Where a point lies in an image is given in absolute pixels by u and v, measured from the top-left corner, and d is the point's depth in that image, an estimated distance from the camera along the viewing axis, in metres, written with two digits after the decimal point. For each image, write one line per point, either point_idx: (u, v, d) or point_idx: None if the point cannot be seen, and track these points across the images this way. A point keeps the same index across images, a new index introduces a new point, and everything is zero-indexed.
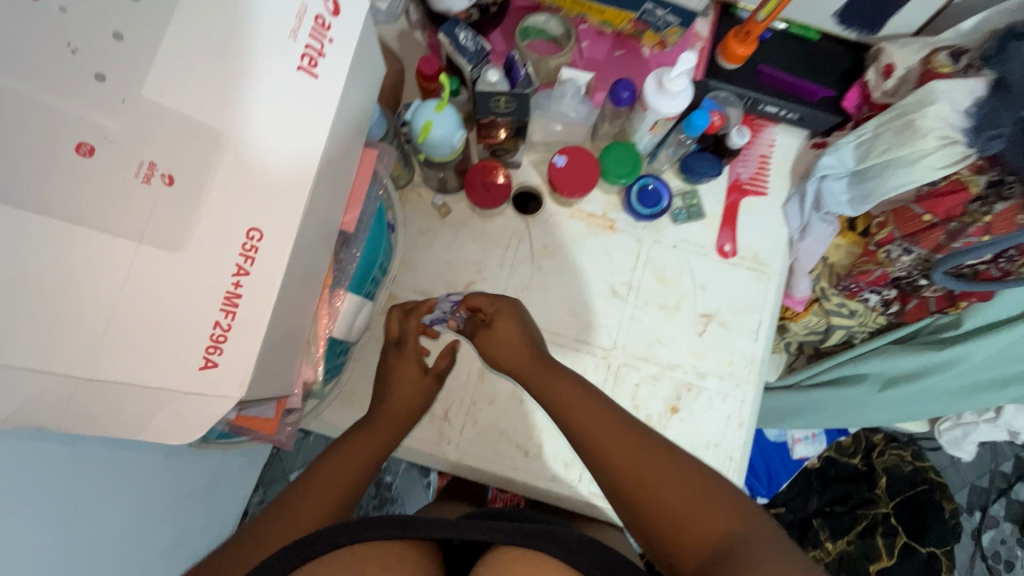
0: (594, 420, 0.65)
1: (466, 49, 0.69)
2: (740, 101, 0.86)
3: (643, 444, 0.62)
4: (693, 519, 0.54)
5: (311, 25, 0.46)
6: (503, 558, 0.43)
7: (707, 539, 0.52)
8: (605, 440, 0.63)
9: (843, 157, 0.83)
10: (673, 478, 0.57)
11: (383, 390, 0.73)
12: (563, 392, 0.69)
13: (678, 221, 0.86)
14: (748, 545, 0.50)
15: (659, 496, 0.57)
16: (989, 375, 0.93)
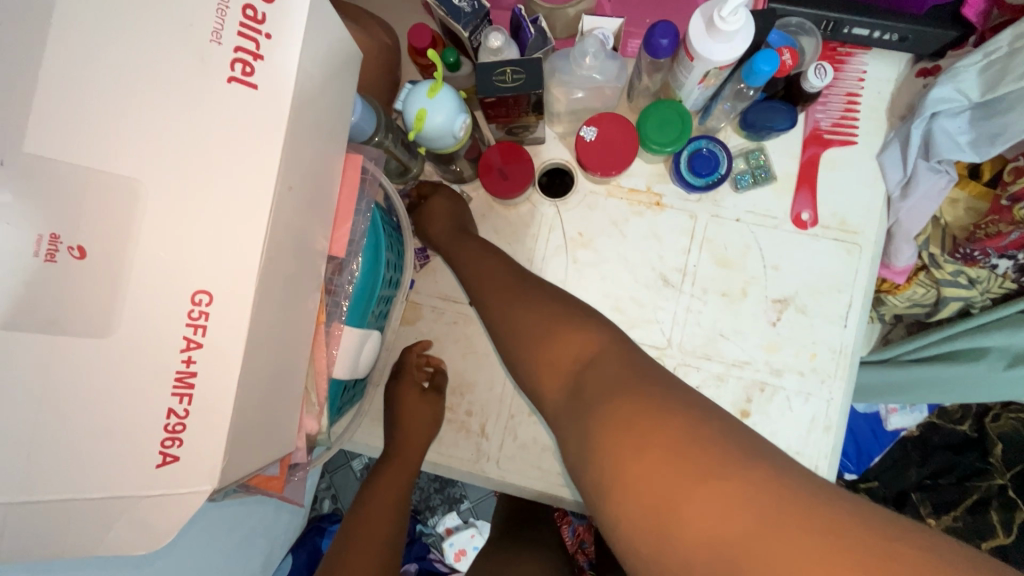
0: (487, 270, 0.63)
1: (460, 11, 0.57)
2: (817, 26, 0.67)
3: (526, 293, 0.58)
4: (559, 346, 0.50)
5: (239, 21, 0.36)
6: None
7: (567, 363, 0.49)
8: (485, 287, 0.61)
9: (963, 85, 0.62)
10: (547, 317, 0.53)
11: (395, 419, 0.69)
12: (474, 249, 0.66)
13: (741, 188, 0.71)
14: (605, 362, 0.46)
15: (521, 330, 0.54)
16: None
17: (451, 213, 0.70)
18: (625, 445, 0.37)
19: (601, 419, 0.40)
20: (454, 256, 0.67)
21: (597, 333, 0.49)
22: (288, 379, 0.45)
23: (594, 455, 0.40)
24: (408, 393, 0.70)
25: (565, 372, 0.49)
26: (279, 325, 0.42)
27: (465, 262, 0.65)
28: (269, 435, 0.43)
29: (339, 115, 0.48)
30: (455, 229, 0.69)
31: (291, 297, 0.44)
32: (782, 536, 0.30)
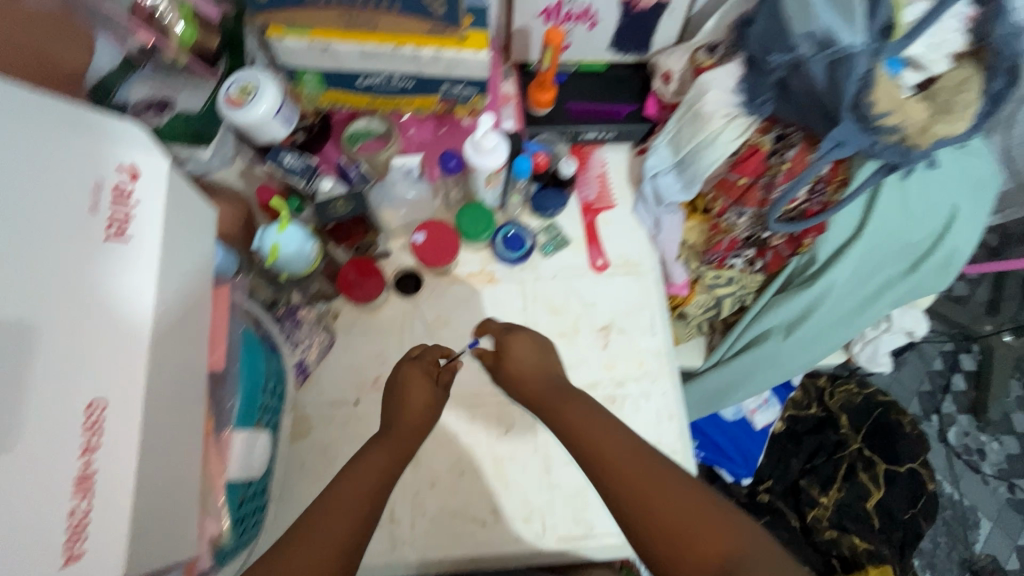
0: (616, 417, 0.63)
1: (294, 169, 0.75)
2: (563, 136, 0.97)
3: (666, 468, 0.58)
4: (695, 537, 0.52)
5: (112, 196, 0.48)
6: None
7: (710, 554, 0.51)
8: (609, 449, 0.60)
9: (661, 156, 0.93)
10: (689, 506, 0.54)
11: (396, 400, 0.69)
12: (607, 414, 0.63)
13: (549, 253, 0.92)
14: (753, 556, 0.50)
15: (648, 501, 0.55)
16: (868, 288, 1.02)
17: (533, 363, 0.71)
18: None
19: None
20: (561, 418, 0.65)
21: (731, 520, 0.53)
22: (183, 477, 0.50)
23: None
24: (417, 373, 0.71)
25: (707, 561, 0.51)
26: (168, 425, 0.49)
27: (574, 437, 0.63)
28: (165, 534, 0.47)
29: (204, 256, 0.60)
30: (550, 377, 0.70)
31: (178, 403, 0.51)
32: None
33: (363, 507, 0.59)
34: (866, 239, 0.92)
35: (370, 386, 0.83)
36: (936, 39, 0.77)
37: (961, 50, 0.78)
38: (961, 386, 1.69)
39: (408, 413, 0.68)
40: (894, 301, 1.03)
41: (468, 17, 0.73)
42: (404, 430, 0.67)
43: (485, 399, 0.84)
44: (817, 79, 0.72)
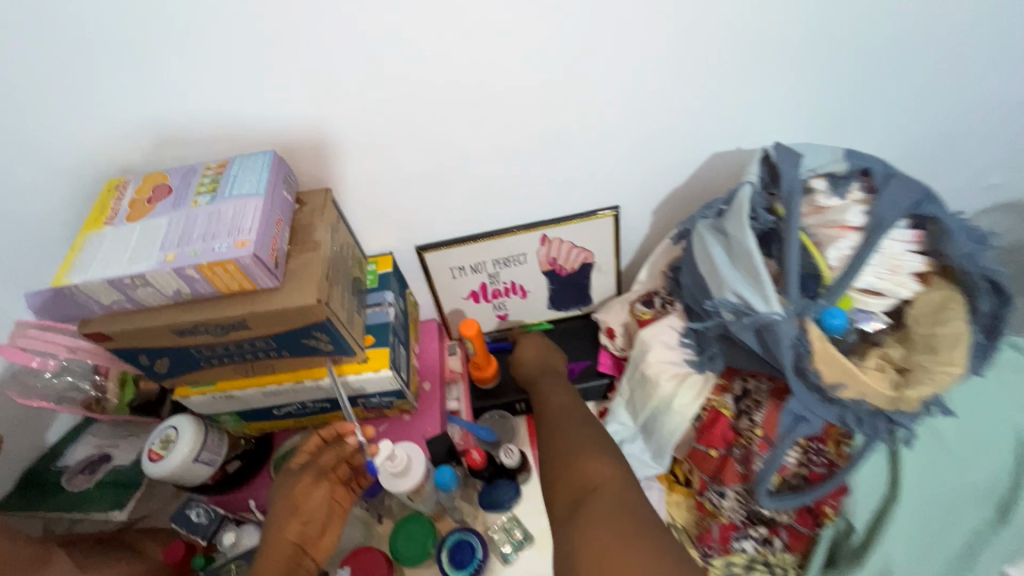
0: (565, 414, 0.68)
1: (199, 525, 0.70)
2: (513, 409, 0.90)
3: (598, 445, 0.60)
4: (574, 472, 0.56)
5: None
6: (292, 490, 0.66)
7: (577, 490, 0.54)
8: (563, 438, 0.62)
9: (623, 420, 0.82)
10: (589, 450, 0.59)
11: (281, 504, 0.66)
12: (568, 425, 0.65)
13: (510, 560, 0.77)
14: (606, 491, 0.52)
15: (568, 454, 0.59)
16: (958, 553, 0.72)
17: (542, 352, 0.85)
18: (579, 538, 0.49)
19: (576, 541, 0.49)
20: (544, 398, 0.74)
21: (618, 473, 0.55)
22: None
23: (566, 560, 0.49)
24: (302, 480, 0.67)
25: (576, 489, 0.54)
26: None
27: (545, 391, 0.76)
28: None
29: None
30: (550, 369, 0.82)
31: None
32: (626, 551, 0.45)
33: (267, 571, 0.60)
34: (909, 500, 0.69)
35: None
36: (886, 267, 0.66)
37: (925, 268, 0.66)
38: None
39: (304, 501, 0.66)
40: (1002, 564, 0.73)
41: (369, 336, 0.74)
42: (299, 510, 0.66)
43: None
44: (752, 345, 0.62)
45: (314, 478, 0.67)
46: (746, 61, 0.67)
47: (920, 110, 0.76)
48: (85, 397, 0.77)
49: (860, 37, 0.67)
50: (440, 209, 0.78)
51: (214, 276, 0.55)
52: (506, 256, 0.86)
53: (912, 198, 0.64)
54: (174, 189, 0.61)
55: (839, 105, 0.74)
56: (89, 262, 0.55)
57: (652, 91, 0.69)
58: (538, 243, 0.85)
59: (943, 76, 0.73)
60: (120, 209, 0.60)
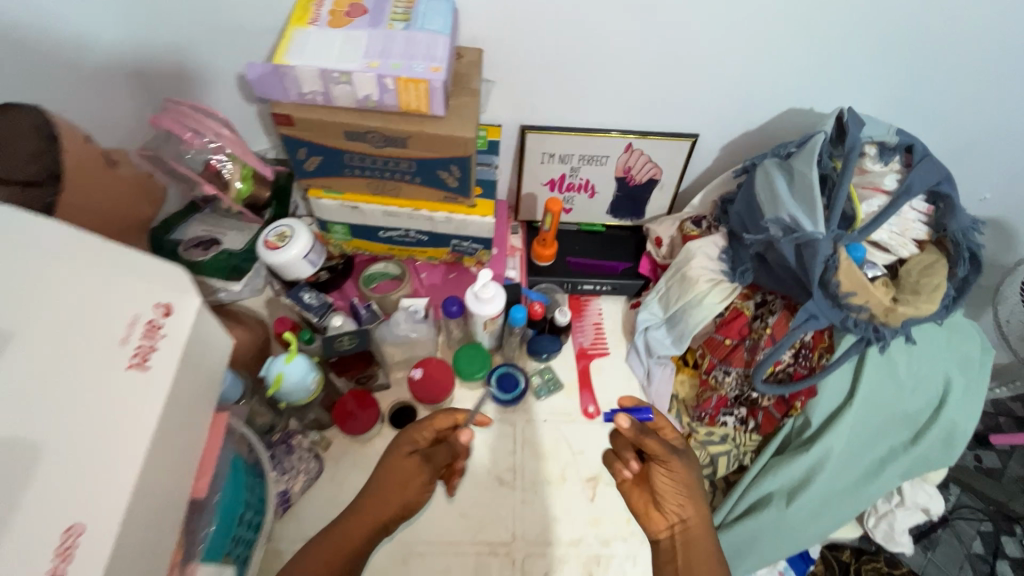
0: (696, 499, 0.67)
1: (312, 305, 0.84)
2: (561, 286, 1.05)
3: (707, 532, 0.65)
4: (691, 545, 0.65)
5: (140, 336, 0.55)
6: (378, 486, 0.69)
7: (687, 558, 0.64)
8: (683, 497, 0.67)
9: (653, 311, 0.99)
10: (697, 524, 0.66)
11: (373, 484, 0.69)
12: (685, 482, 0.67)
13: (541, 395, 0.95)
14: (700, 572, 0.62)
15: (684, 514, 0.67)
16: (872, 457, 0.98)
17: (694, 479, 0.68)
18: None
19: None
20: (669, 485, 0.67)
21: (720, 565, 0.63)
22: None
23: None
24: (401, 464, 0.70)
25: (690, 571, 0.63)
26: (138, 559, 0.51)
27: (671, 474, 0.68)
28: None
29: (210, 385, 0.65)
30: (697, 487, 0.67)
31: (148, 532, 0.53)
32: None
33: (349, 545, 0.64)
34: (858, 406, 0.91)
35: None
36: (898, 228, 0.85)
37: (925, 238, 0.86)
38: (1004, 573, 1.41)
39: (382, 493, 0.68)
40: (901, 473, 0.99)
41: (478, 189, 0.86)
42: (384, 494, 0.68)
43: (462, 548, 0.82)
44: (789, 258, 0.79)
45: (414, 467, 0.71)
46: (845, 37, 0.81)
47: (958, 116, 0.93)
48: (212, 163, 0.86)
49: (939, 42, 0.82)
50: (553, 94, 0.90)
51: (404, 90, 0.66)
52: (592, 155, 0.99)
53: (935, 178, 0.81)
54: (370, 11, 0.70)
55: (899, 96, 0.90)
56: (303, 51, 0.65)
57: (767, 43, 0.82)
58: (621, 150, 0.98)
59: (985, 94, 0.89)
60: (321, 14, 0.70)
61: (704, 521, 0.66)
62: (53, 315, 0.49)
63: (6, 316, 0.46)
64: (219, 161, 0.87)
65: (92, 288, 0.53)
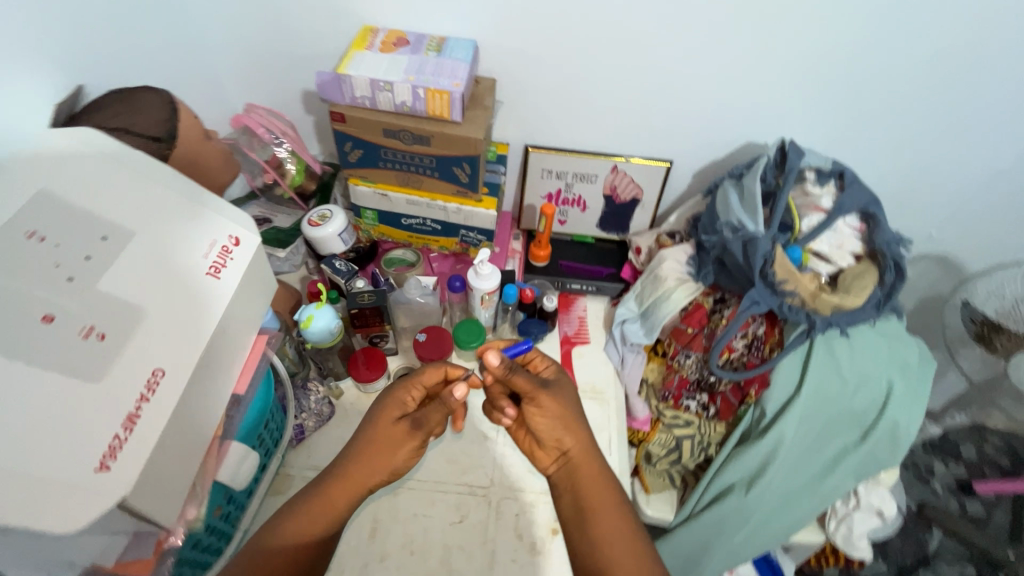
0: (576, 438, 0.75)
1: (341, 270, 1.01)
2: (552, 284, 1.21)
3: (589, 461, 0.74)
4: (581, 476, 0.73)
5: (215, 253, 0.73)
6: (368, 441, 0.71)
7: (585, 492, 0.72)
8: (558, 432, 0.75)
9: (630, 306, 1.14)
10: (581, 455, 0.74)
11: (361, 438, 0.71)
12: (559, 416, 0.75)
13: None
14: (593, 503, 0.71)
15: (572, 451, 0.74)
16: (825, 453, 1.07)
17: (567, 415, 0.75)
18: (589, 544, 0.68)
19: (584, 545, 0.68)
20: (544, 423, 0.75)
21: (606, 490, 0.72)
22: (184, 452, 0.64)
23: (580, 546, 0.69)
24: (392, 423, 0.72)
25: (584, 506, 0.71)
26: (191, 415, 0.65)
27: (543, 418, 0.75)
28: (159, 483, 0.59)
29: (257, 308, 0.81)
30: (572, 422, 0.75)
31: (199, 398, 0.67)
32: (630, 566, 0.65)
33: (341, 501, 0.67)
34: (806, 397, 1.02)
35: None
36: (836, 242, 1.00)
37: (861, 252, 1.00)
38: None
39: (378, 443, 0.71)
40: (853, 471, 1.06)
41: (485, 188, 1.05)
42: (376, 451, 0.70)
43: (446, 487, 0.93)
44: (737, 255, 0.95)
45: (403, 431, 0.72)
46: (784, 86, 1.01)
47: (893, 157, 1.11)
48: (275, 155, 1.08)
49: (864, 93, 1.01)
50: (552, 119, 1.11)
51: (432, 99, 0.87)
52: (583, 173, 1.18)
53: (861, 200, 0.98)
54: (411, 44, 0.93)
55: (839, 138, 1.09)
56: (359, 66, 0.87)
57: (721, 87, 1.02)
58: (608, 170, 1.17)
59: (912, 139, 1.07)
60: (375, 43, 0.93)
61: (581, 450, 0.74)
62: (159, 228, 0.69)
63: (135, 222, 0.67)
64: (281, 154, 1.09)
65: (190, 217, 0.72)
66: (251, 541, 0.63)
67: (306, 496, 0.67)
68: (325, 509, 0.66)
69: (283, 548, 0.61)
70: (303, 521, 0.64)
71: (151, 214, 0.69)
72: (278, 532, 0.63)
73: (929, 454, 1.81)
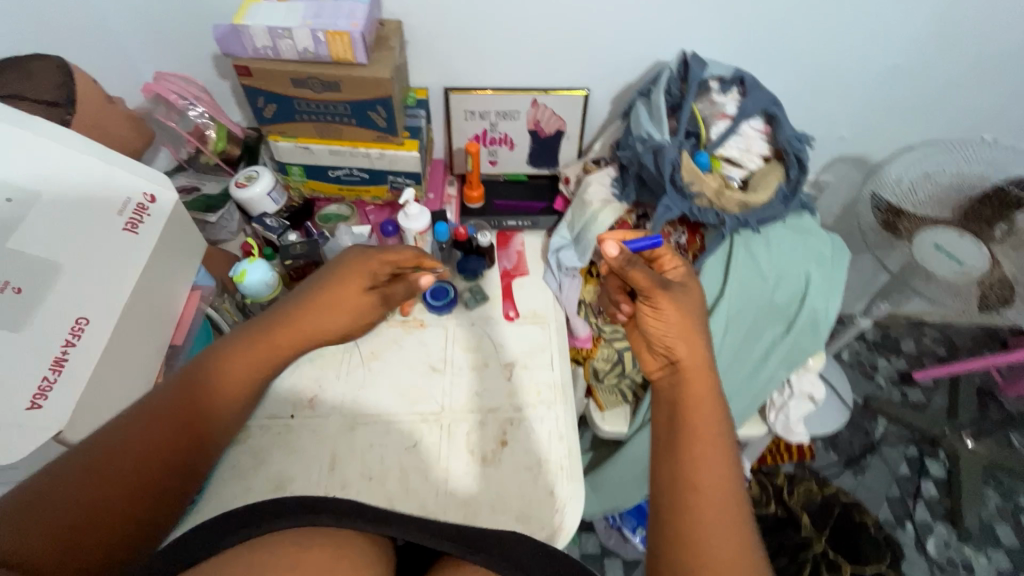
0: (696, 353, 0.66)
1: (272, 227, 1.04)
2: (489, 224, 1.25)
3: (700, 380, 0.63)
4: (696, 393, 0.62)
5: (132, 210, 0.74)
6: (308, 308, 0.69)
7: (687, 410, 0.61)
8: (674, 338, 0.67)
9: (563, 234, 1.18)
10: (695, 371, 0.64)
11: (315, 299, 0.70)
12: (673, 316, 0.69)
13: (472, 305, 1.12)
14: (702, 425, 0.59)
15: (682, 365, 0.65)
16: (757, 347, 1.14)
17: (691, 320, 0.69)
18: (682, 492, 0.54)
19: (663, 496, 0.55)
20: (660, 322, 0.69)
21: (715, 417, 0.60)
22: (120, 394, 0.68)
23: (663, 497, 0.55)
24: (349, 288, 0.72)
25: (685, 435, 0.58)
26: (124, 360, 0.69)
27: (653, 320, 0.70)
28: (96, 419, 0.63)
29: (184, 264, 0.84)
30: (695, 331, 0.68)
31: (130, 346, 0.71)
32: (718, 528, 0.52)
33: (231, 386, 0.61)
34: (730, 294, 1.08)
35: (304, 403, 0.99)
36: (744, 146, 1.04)
37: (767, 153, 1.05)
38: (932, 493, 1.67)
39: (313, 322, 0.68)
40: (783, 360, 1.14)
41: (407, 132, 1.07)
42: (302, 329, 0.67)
43: (399, 417, 0.98)
44: (649, 167, 1.00)
45: (361, 295, 0.73)
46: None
47: (803, 62, 1.13)
48: (198, 125, 1.10)
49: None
50: (466, 58, 1.13)
51: (333, 42, 0.89)
52: (505, 111, 1.21)
53: (763, 103, 1.02)
54: None
55: (747, 49, 1.11)
56: (256, 16, 0.88)
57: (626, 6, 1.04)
58: (528, 105, 1.20)
59: (818, 42, 1.10)
60: None
61: (698, 363, 0.65)
62: (67, 186, 0.68)
63: (38, 182, 0.67)
64: (204, 125, 1.11)
65: (101, 175, 0.72)
66: (196, 367, 0.60)
67: (187, 384, 0.59)
68: (198, 415, 0.58)
69: (228, 378, 0.61)
70: (181, 417, 0.57)
71: (55, 172, 0.68)
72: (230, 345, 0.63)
73: (873, 352, 1.93)
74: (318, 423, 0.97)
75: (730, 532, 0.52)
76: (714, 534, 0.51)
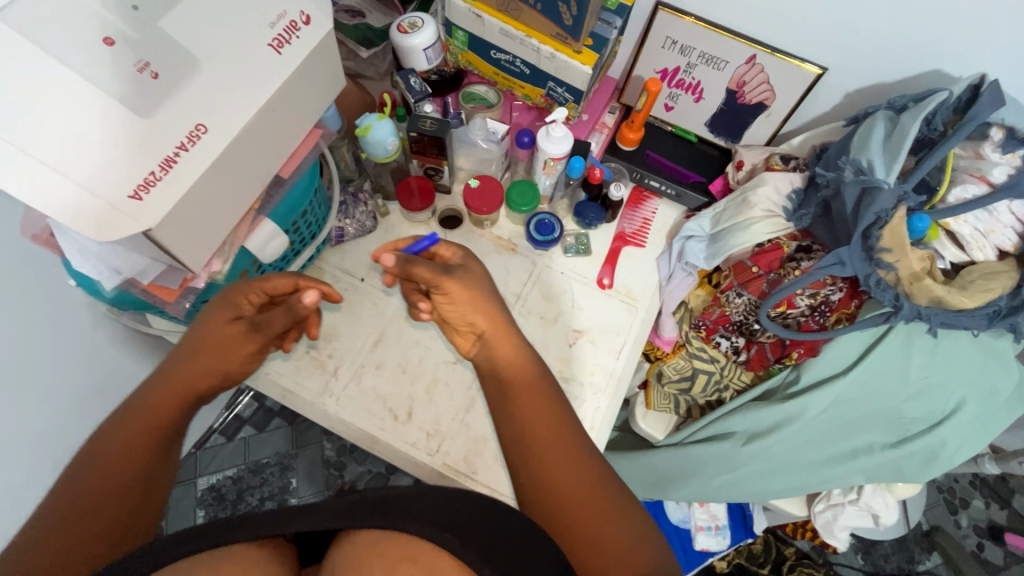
0: (496, 323, 0.66)
1: (413, 88, 0.97)
2: (630, 174, 1.10)
3: (504, 356, 0.65)
4: (505, 362, 0.65)
5: (283, 27, 0.69)
6: (191, 348, 0.64)
7: (513, 393, 0.62)
8: (467, 314, 0.66)
9: (702, 224, 1.02)
10: (499, 340, 0.66)
11: (193, 337, 0.65)
12: (467, 291, 0.66)
13: (568, 253, 1.03)
14: (527, 397, 0.61)
15: (491, 343, 0.66)
16: (847, 445, 0.96)
17: (484, 291, 0.67)
18: (539, 476, 0.56)
19: (528, 484, 0.56)
20: (455, 304, 0.67)
21: (531, 372, 0.64)
22: (213, 209, 0.68)
23: (526, 483, 0.57)
24: (218, 318, 0.66)
25: (518, 428, 0.59)
26: (226, 177, 0.68)
27: (443, 299, 0.68)
28: (182, 226, 0.65)
29: (318, 98, 0.80)
30: (493, 308, 0.67)
31: (238, 165, 0.69)
32: (583, 494, 0.55)
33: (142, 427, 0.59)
34: (853, 377, 0.92)
35: (376, 274, 0.99)
36: (984, 227, 0.80)
37: (1009, 249, 0.80)
38: None
39: (206, 350, 0.65)
40: (870, 472, 0.96)
41: (589, 40, 0.90)
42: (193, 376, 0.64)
43: None
44: (849, 203, 0.80)
45: (237, 327, 0.66)
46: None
47: None
48: None
49: None
50: None
51: None
52: (712, 56, 0.98)
53: None
54: None
55: None
56: None
57: None
58: (743, 60, 0.96)
59: None
60: None
61: (495, 326, 0.66)
62: None
63: None
64: None
65: None
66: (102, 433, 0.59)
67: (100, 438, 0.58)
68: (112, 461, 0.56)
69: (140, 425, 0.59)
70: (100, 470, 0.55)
71: None
72: (148, 388, 0.62)
73: (973, 489, 1.64)
74: (380, 298, 0.98)
75: (593, 495, 0.55)
76: (581, 505, 0.54)
